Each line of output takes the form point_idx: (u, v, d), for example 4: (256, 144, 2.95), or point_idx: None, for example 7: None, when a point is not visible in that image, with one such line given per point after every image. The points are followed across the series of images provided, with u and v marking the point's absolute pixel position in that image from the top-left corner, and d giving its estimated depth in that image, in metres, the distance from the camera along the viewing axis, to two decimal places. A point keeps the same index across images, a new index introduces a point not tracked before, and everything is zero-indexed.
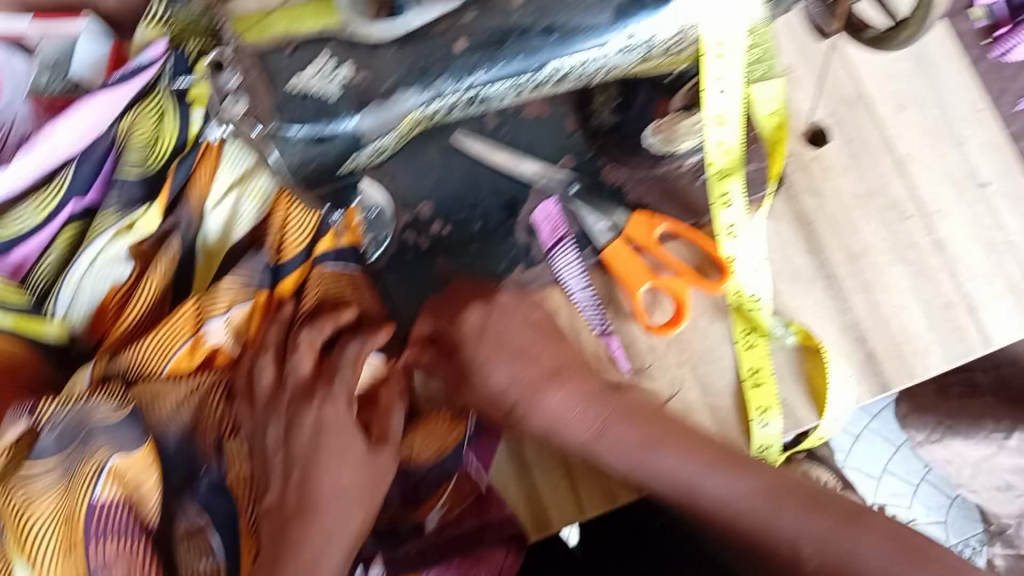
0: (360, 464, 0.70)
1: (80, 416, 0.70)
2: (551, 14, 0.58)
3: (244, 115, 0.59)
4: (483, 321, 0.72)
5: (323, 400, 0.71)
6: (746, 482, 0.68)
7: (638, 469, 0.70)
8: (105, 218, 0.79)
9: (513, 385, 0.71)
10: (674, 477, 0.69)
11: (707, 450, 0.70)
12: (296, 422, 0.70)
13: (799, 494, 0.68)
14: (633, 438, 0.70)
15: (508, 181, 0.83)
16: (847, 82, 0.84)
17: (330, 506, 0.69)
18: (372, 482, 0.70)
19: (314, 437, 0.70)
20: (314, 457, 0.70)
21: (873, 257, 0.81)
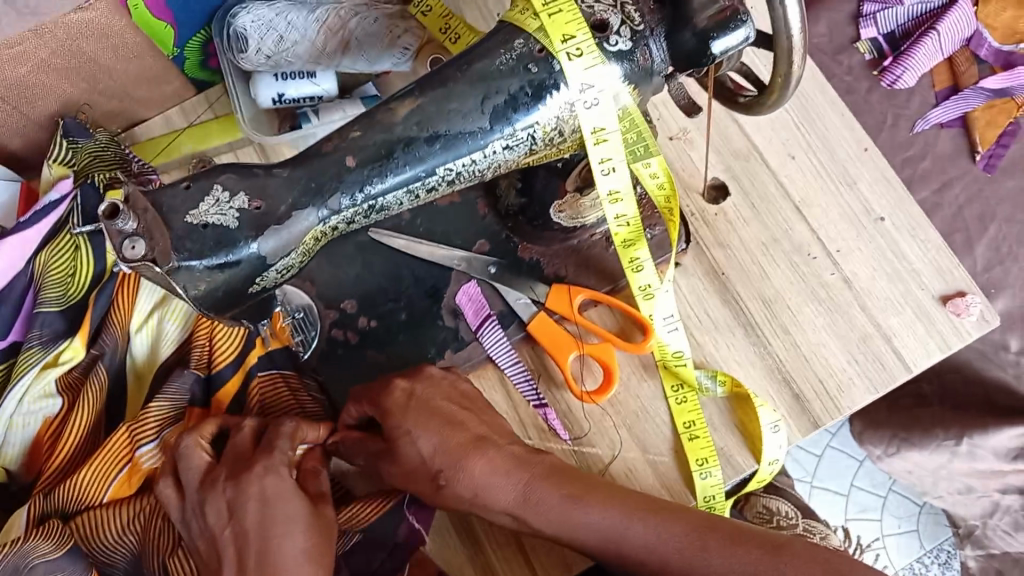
0: (311, 529, 0.65)
1: (16, 561, 0.69)
2: (433, 123, 0.61)
3: (141, 258, 0.57)
4: (407, 394, 0.72)
5: (264, 470, 0.67)
6: (670, 528, 0.67)
7: (564, 527, 0.69)
8: (29, 356, 0.78)
9: (434, 457, 0.70)
10: (599, 529, 0.68)
11: (630, 499, 0.70)
12: (240, 501, 0.66)
13: (721, 531, 0.67)
14: (558, 501, 0.69)
15: (427, 269, 0.84)
16: (738, 137, 0.88)
17: (290, 573, 0.62)
18: (327, 542, 0.66)
19: (261, 510, 0.65)
20: (266, 527, 0.64)
21: (787, 300, 0.84)
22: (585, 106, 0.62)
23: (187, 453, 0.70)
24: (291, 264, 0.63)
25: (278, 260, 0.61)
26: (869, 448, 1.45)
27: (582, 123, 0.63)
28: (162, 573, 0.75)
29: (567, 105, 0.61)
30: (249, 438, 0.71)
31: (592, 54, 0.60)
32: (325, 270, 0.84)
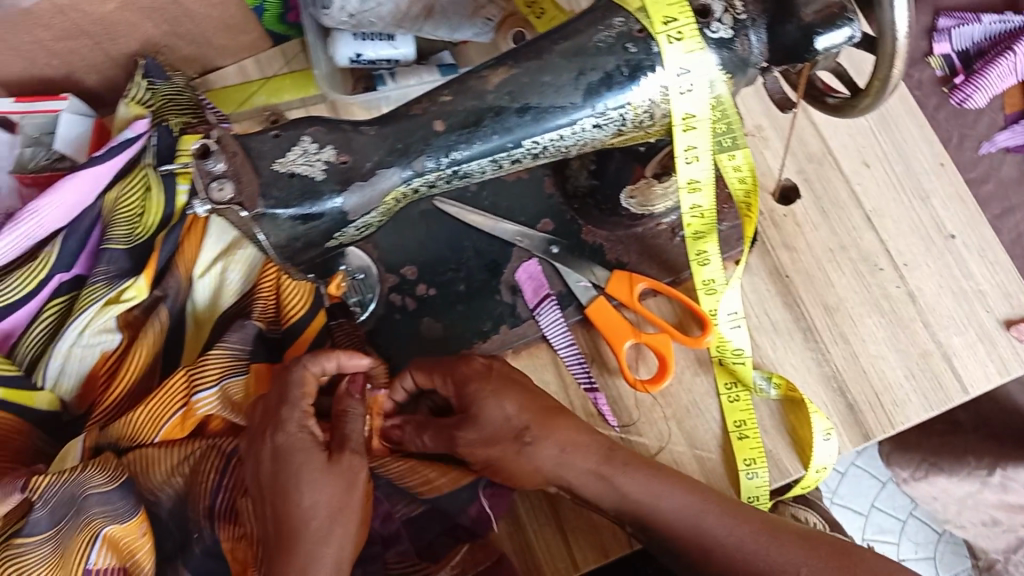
0: (327, 478, 0.66)
1: (72, 489, 0.70)
2: (525, 94, 0.60)
3: (229, 201, 0.57)
4: (489, 367, 0.75)
5: (275, 428, 0.68)
6: (739, 524, 0.69)
7: (641, 511, 0.71)
8: (94, 291, 0.78)
9: (513, 419, 0.73)
10: (681, 517, 0.70)
11: (709, 493, 0.71)
12: (258, 454, 0.68)
13: (794, 534, 0.69)
14: (641, 480, 0.71)
15: (490, 243, 0.85)
16: (813, 139, 0.88)
17: (304, 527, 0.65)
18: (349, 491, 0.67)
19: (273, 465, 0.67)
20: (280, 483, 0.66)
21: (848, 309, 0.83)
22: (679, 92, 0.61)
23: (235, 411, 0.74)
24: (370, 222, 0.63)
25: (358, 217, 0.61)
26: (896, 470, 1.45)
27: (673, 108, 0.62)
28: (209, 518, 0.77)
29: (662, 88, 0.61)
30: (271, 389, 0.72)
31: (691, 39, 0.59)
32: (389, 235, 0.85)
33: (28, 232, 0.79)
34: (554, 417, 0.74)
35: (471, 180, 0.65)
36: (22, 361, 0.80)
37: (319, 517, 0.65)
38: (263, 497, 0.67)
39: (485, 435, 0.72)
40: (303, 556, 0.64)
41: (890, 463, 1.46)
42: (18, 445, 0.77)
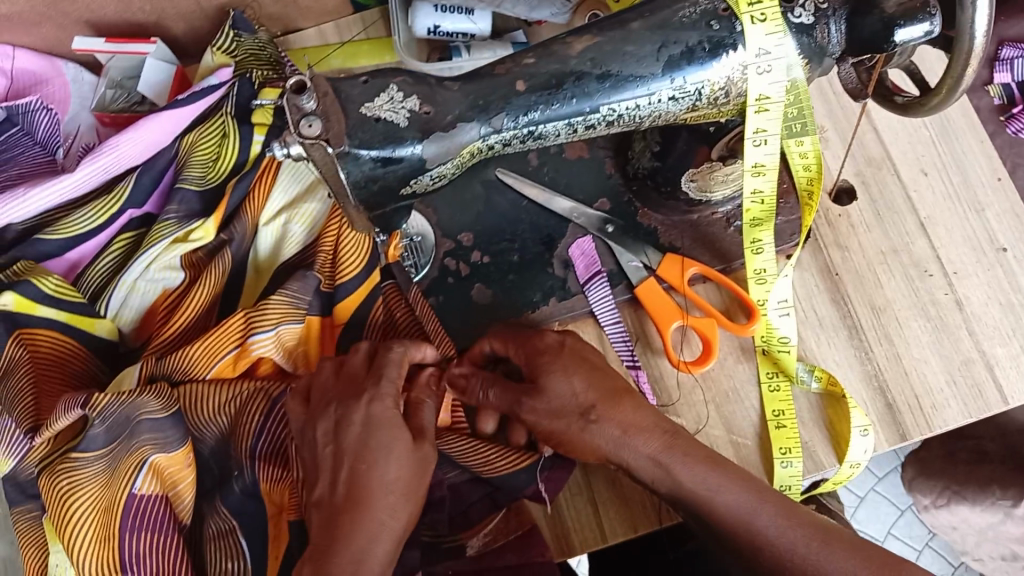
0: (406, 458, 0.67)
1: (130, 410, 0.71)
2: (606, 62, 0.62)
3: (316, 138, 0.59)
4: (561, 342, 0.75)
5: (371, 396, 0.68)
6: (796, 527, 0.67)
7: (699, 500, 0.69)
8: (164, 227, 0.81)
9: (581, 395, 0.72)
10: (731, 510, 0.68)
11: (763, 492, 0.69)
12: (346, 417, 0.68)
13: (847, 541, 0.67)
14: (698, 472, 0.69)
15: (546, 217, 0.86)
16: (873, 144, 0.89)
17: (378, 499, 0.65)
18: (420, 473, 0.68)
19: (364, 433, 0.67)
20: (367, 450, 0.66)
21: (895, 311, 0.84)
22: (757, 72, 0.63)
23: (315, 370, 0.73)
24: (444, 173, 0.65)
25: (435, 165, 0.63)
26: (918, 497, 1.45)
27: (749, 89, 0.64)
28: (250, 459, 0.77)
29: (740, 67, 0.63)
30: (360, 361, 0.72)
31: (774, 22, 0.61)
32: (449, 201, 0.87)
33: (106, 165, 0.82)
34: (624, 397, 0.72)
35: (544, 142, 0.67)
36: (87, 290, 0.82)
37: (390, 492, 0.66)
38: (341, 459, 0.67)
39: (550, 405, 0.72)
40: (373, 525, 0.64)
41: (912, 490, 1.46)
42: (75, 370, 0.79)
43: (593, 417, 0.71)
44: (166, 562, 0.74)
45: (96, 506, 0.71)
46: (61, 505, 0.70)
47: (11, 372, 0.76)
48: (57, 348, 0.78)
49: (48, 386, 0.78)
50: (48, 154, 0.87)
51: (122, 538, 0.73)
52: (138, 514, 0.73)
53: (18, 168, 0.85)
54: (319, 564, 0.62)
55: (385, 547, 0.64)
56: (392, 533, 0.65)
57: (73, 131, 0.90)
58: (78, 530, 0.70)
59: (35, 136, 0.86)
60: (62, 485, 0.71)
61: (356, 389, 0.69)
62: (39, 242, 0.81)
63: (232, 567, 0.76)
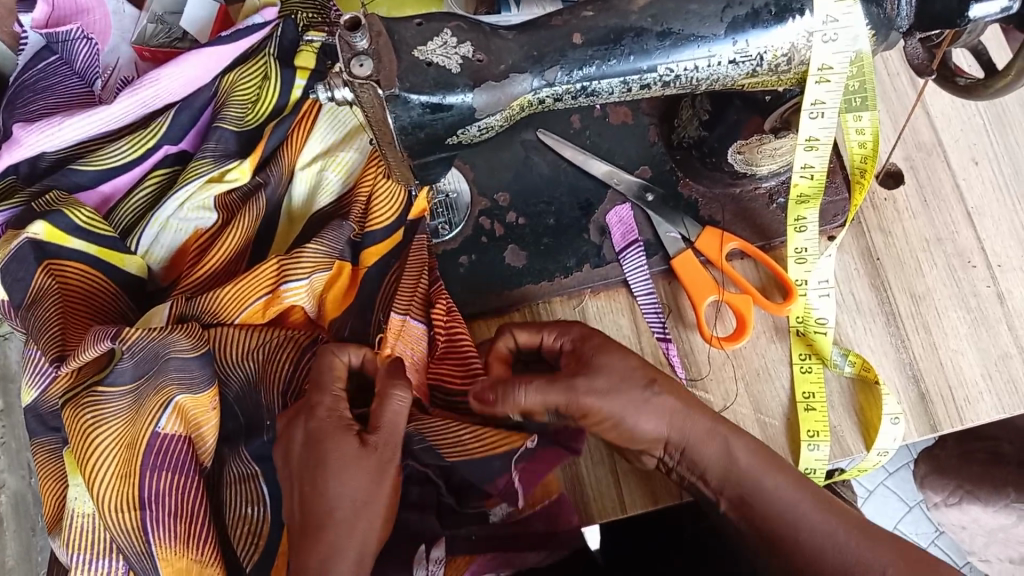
0: (351, 471, 0.65)
1: (158, 347, 0.70)
2: (667, 20, 0.60)
3: (366, 80, 0.57)
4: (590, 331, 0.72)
5: (307, 415, 0.67)
6: (836, 521, 0.69)
7: (746, 490, 0.70)
8: (200, 166, 0.79)
9: (638, 371, 0.70)
10: (776, 495, 0.69)
11: (807, 484, 0.71)
12: (292, 438, 0.68)
13: (867, 528, 0.69)
14: (752, 451, 0.70)
15: (585, 182, 0.85)
16: (925, 129, 0.87)
17: (331, 518, 0.65)
18: (379, 476, 0.66)
19: (307, 449, 0.66)
20: (313, 469, 0.65)
21: (935, 300, 0.82)
22: (823, 40, 0.61)
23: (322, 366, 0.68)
24: (492, 125, 0.64)
25: (485, 116, 0.62)
26: (929, 494, 1.40)
27: (813, 57, 0.62)
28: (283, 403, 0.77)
29: (806, 34, 0.61)
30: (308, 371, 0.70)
31: None
32: (487, 160, 0.85)
33: (146, 98, 0.82)
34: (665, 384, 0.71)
35: (596, 100, 0.65)
36: (119, 225, 0.81)
37: (342, 510, 0.65)
38: (293, 478, 0.67)
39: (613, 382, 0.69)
40: (325, 548, 0.64)
41: (923, 487, 1.40)
42: (101, 305, 0.78)
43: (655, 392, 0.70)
44: (183, 503, 0.72)
45: (119, 441, 0.71)
46: (84, 439, 0.70)
47: (40, 301, 0.74)
48: (87, 284, 0.77)
49: (75, 318, 0.76)
50: (86, 85, 0.87)
51: (142, 476, 0.71)
52: (160, 452, 0.72)
53: (55, 96, 0.85)
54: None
55: (344, 568, 0.63)
56: (353, 546, 0.64)
57: (112, 63, 0.90)
58: (102, 464, 0.70)
59: (73, 66, 0.87)
60: (85, 419, 0.71)
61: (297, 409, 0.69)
62: (72, 172, 0.80)
63: (250, 513, 0.75)
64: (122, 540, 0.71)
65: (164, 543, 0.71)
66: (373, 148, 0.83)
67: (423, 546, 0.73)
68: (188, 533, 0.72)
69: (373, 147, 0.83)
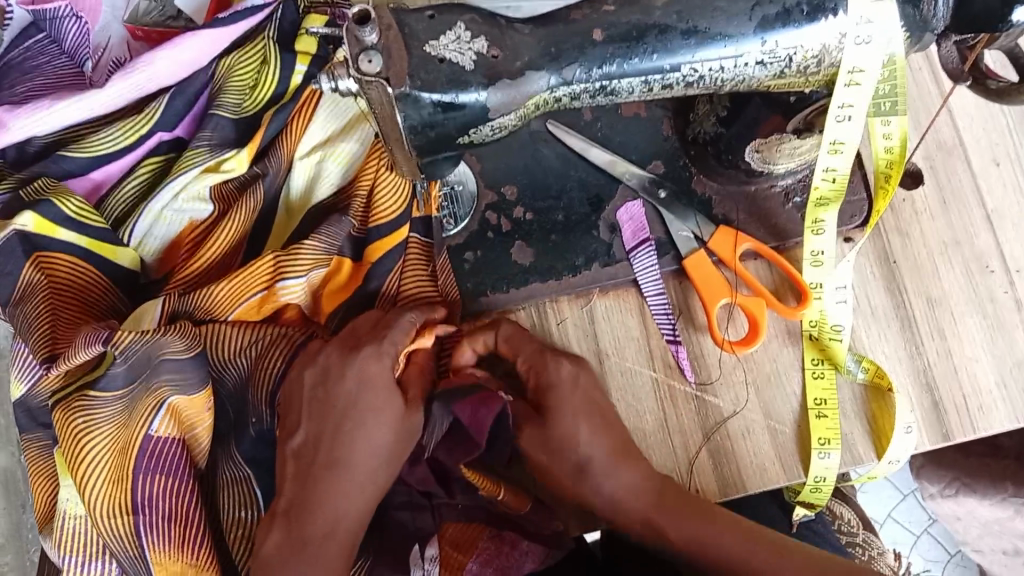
0: (393, 424, 0.68)
1: (150, 351, 0.68)
2: (693, 18, 0.57)
3: (374, 76, 0.54)
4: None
5: (371, 358, 0.68)
6: (759, 550, 0.66)
7: (698, 550, 0.67)
8: (195, 155, 0.76)
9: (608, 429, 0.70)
10: (729, 559, 0.66)
11: (743, 529, 0.67)
12: (340, 371, 0.68)
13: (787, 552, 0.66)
14: (686, 526, 0.68)
15: (597, 177, 0.82)
16: (945, 129, 0.85)
17: (360, 462, 0.67)
18: (403, 440, 0.68)
19: (358, 391, 0.67)
20: (357, 410, 0.67)
21: (951, 305, 0.80)
22: (855, 42, 0.58)
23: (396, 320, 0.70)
24: (505, 125, 0.61)
25: (498, 115, 0.59)
26: (924, 485, 1.32)
27: (844, 59, 0.59)
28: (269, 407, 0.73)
29: (839, 35, 0.58)
30: (366, 320, 0.71)
31: None
32: (496, 151, 0.82)
33: (140, 80, 0.79)
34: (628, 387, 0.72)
35: (616, 99, 0.62)
36: (110, 215, 0.78)
37: (373, 458, 0.67)
38: (323, 417, 0.68)
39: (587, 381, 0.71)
40: (342, 488, 0.66)
41: (919, 477, 1.32)
42: (92, 299, 0.75)
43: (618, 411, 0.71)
44: (177, 507, 0.70)
45: (111, 447, 0.69)
46: (74, 444, 0.68)
47: (28, 297, 0.72)
48: (76, 278, 0.74)
49: (66, 316, 0.73)
50: (76, 65, 0.84)
51: (135, 480, 0.69)
52: (153, 456, 0.70)
53: (42, 77, 0.83)
54: (298, 523, 0.65)
55: (356, 511, 0.66)
56: (359, 504, 0.67)
57: (104, 43, 0.87)
58: (94, 470, 0.68)
59: (61, 45, 0.84)
60: (75, 424, 0.68)
61: (354, 347, 0.69)
62: (62, 159, 0.77)
63: (244, 516, 0.73)
64: (114, 544, 0.69)
65: (157, 548, 0.69)
66: (375, 138, 0.79)
67: (417, 545, 0.72)
68: (183, 538, 0.69)
69: (376, 138, 0.79)
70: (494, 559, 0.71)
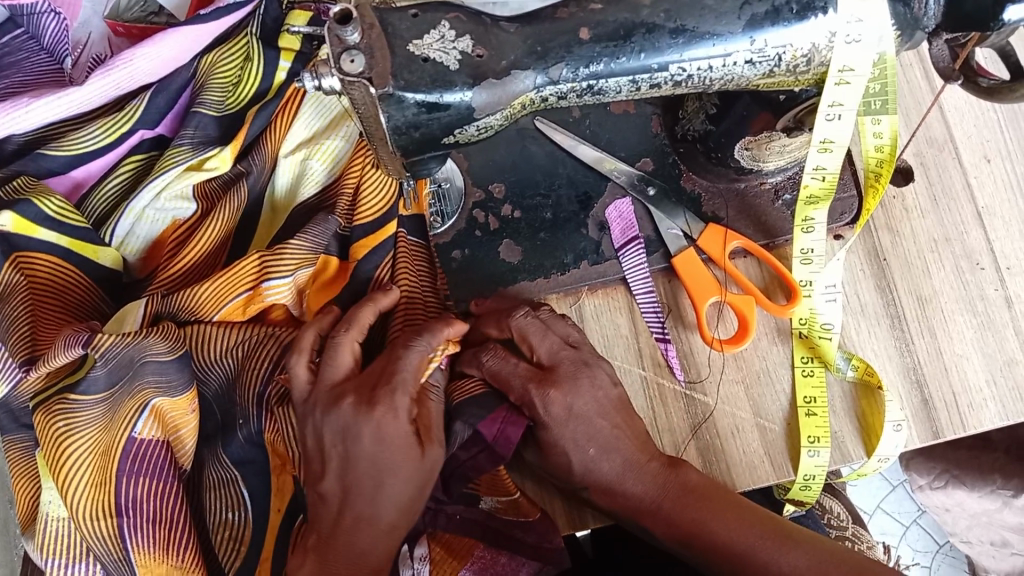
0: (411, 473, 0.65)
1: (133, 353, 0.66)
2: (682, 16, 0.57)
3: (357, 77, 0.53)
4: (565, 345, 0.72)
5: (386, 414, 0.64)
6: (760, 532, 0.66)
7: (694, 533, 0.67)
8: (177, 153, 0.75)
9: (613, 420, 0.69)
10: (728, 541, 0.66)
11: (748, 513, 0.67)
12: (356, 432, 0.64)
13: (783, 532, 0.66)
14: (691, 503, 0.68)
15: (585, 174, 0.81)
16: (937, 125, 0.85)
17: (385, 510, 0.65)
18: (424, 487, 0.66)
19: (377, 448, 0.64)
20: (375, 464, 0.64)
21: (941, 303, 0.80)
22: (845, 41, 0.57)
23: (407, 359, 0.66)
24: (491, 125, 0.60)
25: (485, 116, 0.58)
26: (912, 476, 1.33)
27: (834, 58, 0.59)
28: (258, 406, 0.73)
29: (829, 34, 0.57)
30: (382, 362, 0.67)
31: None
32: (484, 149, 0.81)
33: (119, 79, 0.77)
34: (623, 415, 0.71)
35: (603, 98, 0.61)
36: (92, 214, 0.77)
37: (397, 505, 0.65)
38: (348, 471, 0.65)
39: (582, 407, 0.69)
40: (370, 534, 0.65)
41: (908, 469, 1.32)
42: (73, 299, 0.74)
43: (619, 432, 0.70)
44: (161, 509, 0.69)
45: (93, 449, 0.68)
46: (55, 448, 0.67)
47: (7, 297, 0.70)
48: (56, 277, 0.73)
49: (47, 317, 0.72)
50: (56, 63, 0.83)
51: (119, 483, 0.69)
52: (138, 458, 0.69)
53: (22, 73, 0.82)
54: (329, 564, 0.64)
55: (384, 552, 0.66)
56: (385, 545, 0.66)
57: (83, 39, 0.86)
58: (76, 474, 0.67)
59: (40, 41, 0.82)
60: (56, 428, 0.67)
61: (370, 399, 0.65)
62: (42, 157, 0.76)
63: (231, 517, 0.72)
64: (99, 547, 0.68)
65: (143, 550, 0.68)
66: (360, 137, 0.78)
67: (407, 545, 0.71)
68: (168, 540, 0.69)
69: (361, 136, 0.78)
70: (489, 567, 0.72)
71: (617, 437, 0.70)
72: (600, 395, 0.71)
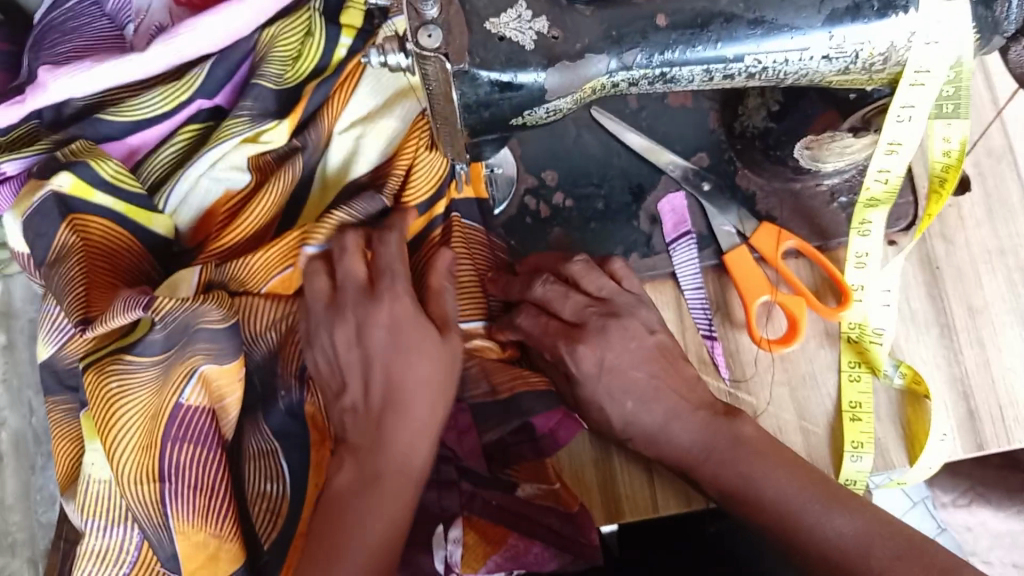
0: (437, 356, 0.67)
1: (188, 319, 0.67)
2: (761, 7, 0.56)
3: (436, 51, 0.53)
4: (631, 310, 0.71)
5: (391, 300, 0.67)
6: (813, 495, 0.64)
7: (743, 487, 0.66)
8: (235, 124, 0.75)
9: (666, 414, 0.69)
10: (774, 498, 0.65)
11: (801, 469, 0.66)
12: (367, 327, 0.67)
13: (835, 491, 0.65)
14: (743, 458, 0.66)
15: (639, 166, 0.80)
16: (998, 136, 0.84)
17: (417, 396, 0.66)
18: (449, 372, 0.68)
19: (391, 338, 0.67)
20: (391, 355, 0.67)
21: (993, 314, 0.79)
22: (924, 41, 0.57)
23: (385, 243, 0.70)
24: (560, 108, 0.59)
25: (556, 98, 0.57)
26: (937, 492, 1.26)
27: (911, 58, 0.58)
28: (299, 380, 0.73)
29: (908, 34, 0.56)
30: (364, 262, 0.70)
31: None
32: (538, 135, 0.81)
33: (181, 47, 0.78)
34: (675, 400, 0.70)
35: (674, 87, 0.61)
36: (146, 180, 0.77)
37: (426, 388, 0.67)
38: (370, 371, 0.67)
39: (615, 361, 0.69)
40: (407, 432, 0.66)
41: (933, 485, 1.26)
42: (123, 263, 0.74)
43: (657, 382, 0.69)
44: (203, 477, 0.69)
45: (144, 412, 0.69)
46: (105, 409, 0.68)
47: (63, 258, 0.70)
48: (104, 240, 0.73)
49: (101, 279, 0.72)
50: (116, 28, 0.85)
51: (163, 448, 0.69)
52: (183, 424, 0.69)
53: (83, 38, 0.83)
54: (365, 464, 0.65)
55: (427, 444, 0.66)
56: (426, 442, 0.66)
57: (146, 7, 0.85)
58: (124, 436, 0.68)
59: (103, 8, 0.85)
60: (109, 389, 0.68)
61: (372, 293, 0.68)
62: (100, 122, 0.77)
63: (270, 489, 0.72)
64: (137, 510, 0.69)
65: (181, 517, 0.68)
66: (416, 116, 0.78)
67: (442, 525, 0.71)
68: (207, 509, 0.69)
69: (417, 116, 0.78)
70: (521, 556, 0.70)
71: (655, 389, 0.69)
72: (634, 346, 0.70)
